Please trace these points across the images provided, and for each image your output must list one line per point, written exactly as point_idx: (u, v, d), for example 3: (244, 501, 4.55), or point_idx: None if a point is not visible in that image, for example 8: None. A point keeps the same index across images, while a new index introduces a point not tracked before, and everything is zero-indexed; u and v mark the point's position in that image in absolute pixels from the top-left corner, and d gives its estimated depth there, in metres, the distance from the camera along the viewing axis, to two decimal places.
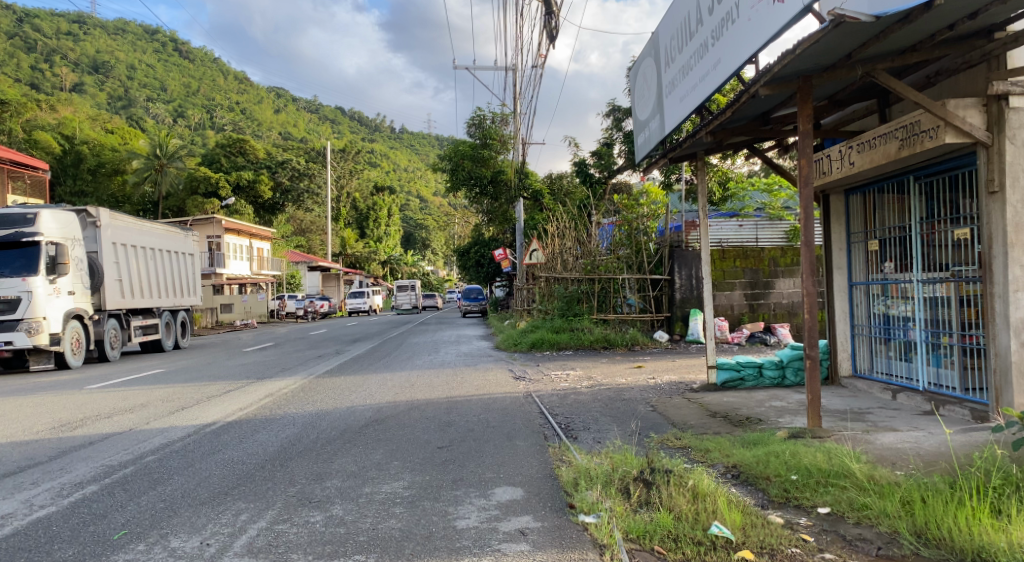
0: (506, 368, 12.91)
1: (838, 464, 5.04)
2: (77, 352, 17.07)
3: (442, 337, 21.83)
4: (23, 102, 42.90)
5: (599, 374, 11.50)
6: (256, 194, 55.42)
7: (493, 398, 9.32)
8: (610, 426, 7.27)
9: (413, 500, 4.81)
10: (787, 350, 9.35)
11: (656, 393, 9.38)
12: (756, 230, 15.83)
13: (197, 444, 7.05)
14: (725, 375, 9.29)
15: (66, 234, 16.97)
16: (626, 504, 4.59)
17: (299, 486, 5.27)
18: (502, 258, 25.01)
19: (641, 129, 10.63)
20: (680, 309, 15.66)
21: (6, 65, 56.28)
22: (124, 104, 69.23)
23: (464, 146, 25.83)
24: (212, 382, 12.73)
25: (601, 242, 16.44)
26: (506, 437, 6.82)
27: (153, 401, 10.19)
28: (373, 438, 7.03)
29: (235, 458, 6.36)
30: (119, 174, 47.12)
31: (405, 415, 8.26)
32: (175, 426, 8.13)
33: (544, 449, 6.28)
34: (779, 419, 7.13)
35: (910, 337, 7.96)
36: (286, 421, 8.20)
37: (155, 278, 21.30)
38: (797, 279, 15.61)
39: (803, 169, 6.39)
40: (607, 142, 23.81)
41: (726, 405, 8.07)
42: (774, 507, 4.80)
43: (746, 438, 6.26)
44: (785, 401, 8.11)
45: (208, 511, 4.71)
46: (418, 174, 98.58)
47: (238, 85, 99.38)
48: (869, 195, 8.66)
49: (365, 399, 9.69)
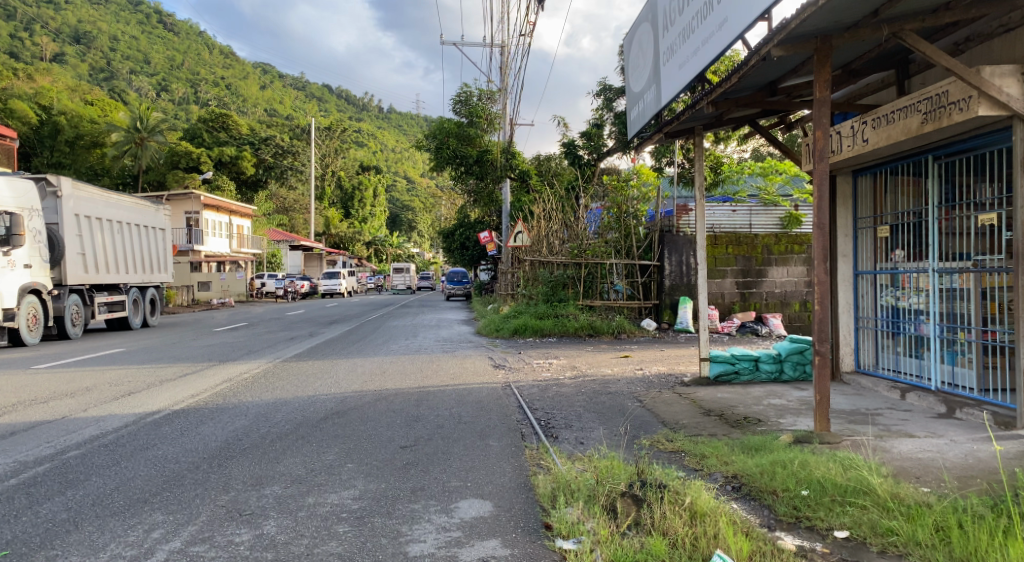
0: (485, 355, 12.20)
1: (856, 479, 4.37)
2: (34, 328, 16.17)
3: (423, 320, 21.09)
4: None
5: (584, 364, 10.83)
6: (238, 170, 54.06)
7: (469, 389, 8.60)
8: (594, 425, 6.58)
9: (361, 516, 4.08)
10: (786, 344, 8.75)
11: (644, 386, 8.69)
12: (750, 216, 15.04)
13: (131, 437, 6.28)
14: (719, 368, 8.57)
15: (22, 203, 15.95)
16: (612, 526, 3.88)
17: (232, 494, 4.53)
18: (485, 240, 24.24)
19: (635, 102, 9.87)
20: (668, 297, 15.07)
21: None
22: (107, 77, 67.45)
23: (450, 125, 24.94)
24: (170, 364, 11.90)
25: (588, 225, 15.63)
26: (478, 436, 6.10)
27: (99, 385, 9.38)
28: (330, 434, 6.29)
29: (169, 456, 5.59)
30: (98, 147, 45.65)
31: (371, 407, 7.52)
32: (113, 414, 7.33)
33: (519, 452, 5.57)
34: (780, 421, 6.46)
35: (921, 331, 7.33)
36: (239, 411, 7.43)
37: (123, 253, 20.33)
38: (790, 267, 14.97)
39: (818, 143, 5.66)
40: (597, 123, 23.02)
41: (720, 402, 7.41)
42: (784, 529, 4.12)
43: (746, 442, 5.60)
44: (785, 399, 7.46)
45: (115, 526, 3.96)
46: (405, 155, 97.25)
47: (224, 59, 97.34)
48: (880, 177, 8.01)
49: (330, 387, 8.94)
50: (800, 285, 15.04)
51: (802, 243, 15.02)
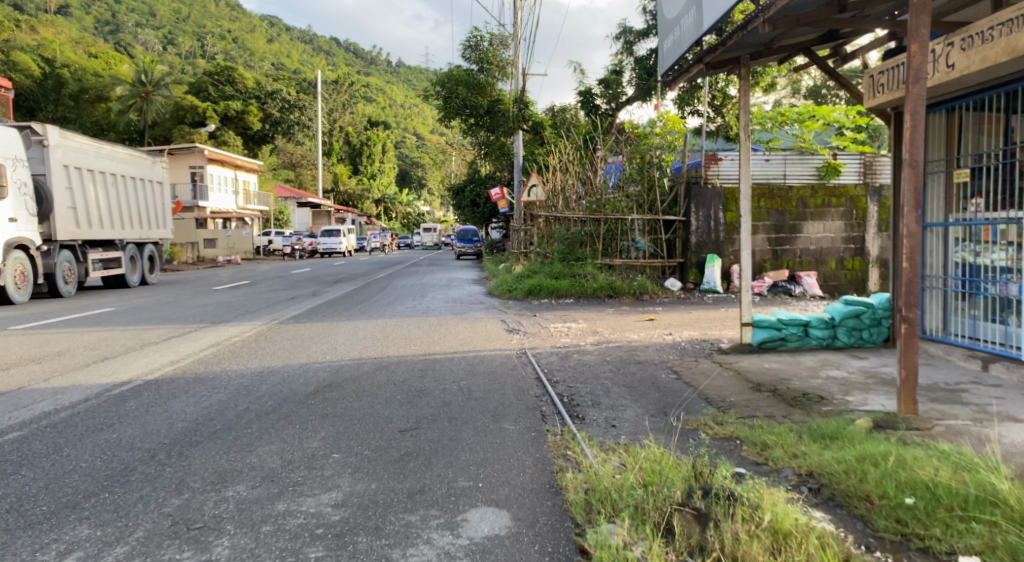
0: (498, 318, 11.26)
1: (976, 484, 3.39)
2: (22, 286, 15.32)
3: (432, 279, 20.19)
4: None
5: (606, 327, 9.87)
6: (245, 125, 52.70)
7: (480, 357, 7.66)
8: (626, 403, 5.63)
9: (340, 533, 3.19)
10: (839, 306, 7.74)
11: (677, 354, 7.72)
12: (784, 165, 13.85)
13: (87, 414, 5.37)
14: (763, 334, 7.58)
15: (4, 152, 14.86)
16: (668, 554, 2.94)
17: (183, 498, 3.61)
18: (497, 196, 23.12)
19: (667, 32, 8.67)
20: (694, 255, 13.88)
21: None
22: (112, 30, 66.16)
23: (459, 72, 23.36)
24: (157, 325, 10.99)
25: (608, 178, 14.52)
26: (491, 417, 5.16)
27: (73, 349, 8.48)
28: (317, 413, 5.37)
29: (121, 440, 4.67)
30: (104, 101, 44.23)
31: (368, 379, 6.60)
32: (75, 386, 6.42)
33: (541, 439, 4.64)
34: (847, 399, 5.48)
35: (1007, 293, 6.23)
36: (219, 383, 6.51)
37: (118, 208, 19.34)
38: (827, 222, 13.82)
39: (915, 60, 4.55)
40: (615, 69, 21.73)
41: (769, 375, 6.43)
42: (889, 551, 3.15)
43: (815, 428, 4.63)
44: (844, 371, 6.47)
45: (19, 549, 3.07)
46: (413, 111, 95.51)
47: (231, 12, 95.13)
48: (958, 112, 6.87)
49: (325, 354, 8.02)
50: (837, 242, 13.88)
51: (840, 195, 13.84)
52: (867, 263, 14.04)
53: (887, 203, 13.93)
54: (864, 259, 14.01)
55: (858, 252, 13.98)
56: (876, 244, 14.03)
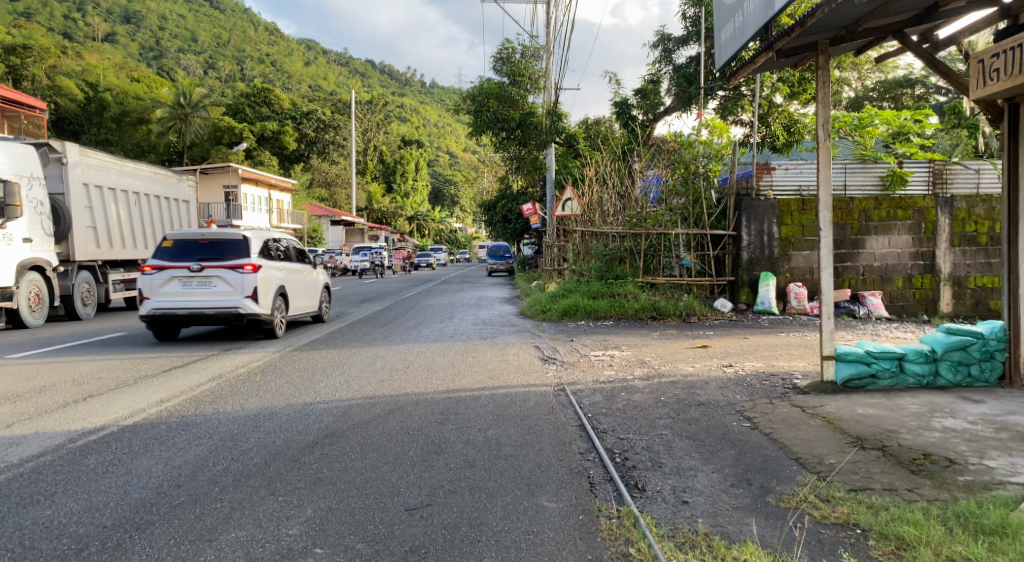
0: (532, 344, 10.12)
1: None
2: (38, 310, 14.55)
3: (462, 298, 19.10)
4: (46, 48, 40.93)
5: (655, 357, 8.66)
6: (280, 145, 52.68)
7: (510, 395, 6.54)
8: (697, 467, 4.44)
9: None
10: (938, 337, 6.45)
11: (745, 394, 6.47)
12: (844, 174, 12.83)
13: (32, 478, 4.37)
14: (849, 370, 6.29)
15: (20, 170, 14.22)
16: None
17: None
18: (530, 212, 21.98)
19: (726, 19, 7.50)
20: (746, 273, 12.51)
21: (39, 15, 54.65)
22: (155, 55, 67.31)
23: (490, 84, 22.31)
24: (162, 353, 10.05)
25: (647, 192, 13.30)
26: (526, 488, 4.03)
27: (58, 382, 7.56)
28: (308, 477, 4.31)
29: (53, 520, 3.65)
30: (145, 123, 44.52)
31: (378, 425, 5.53)
32: (36, 434, 5.44)
33: (592, 525, 3.52)
34: (987, 463, 4.22)
35: None
36: (203, 431, 5.47)
37: (141, 227, 18.73)
38: (893, 236, 12.39)
39: None
40: (653, 77, 20.65)
41: (868, 425, 5.18)
42: None
43: (968, 512, 3.43)
44: (961, 420, 5.21)
45: None
46: (445, 129, 95.72)
47: (269, 36, 96.67)
48: None
49: (334, 390, 6.96)
50: (903, 257, 12.41)
51: (906, 207, 12.39)
52: (938, 281, 12.36)
53: (960, 215, 12.35)
54: (934, 277, 12.36)
55: (928, 269, 12.38)
56: (947, 260, 12.36)
